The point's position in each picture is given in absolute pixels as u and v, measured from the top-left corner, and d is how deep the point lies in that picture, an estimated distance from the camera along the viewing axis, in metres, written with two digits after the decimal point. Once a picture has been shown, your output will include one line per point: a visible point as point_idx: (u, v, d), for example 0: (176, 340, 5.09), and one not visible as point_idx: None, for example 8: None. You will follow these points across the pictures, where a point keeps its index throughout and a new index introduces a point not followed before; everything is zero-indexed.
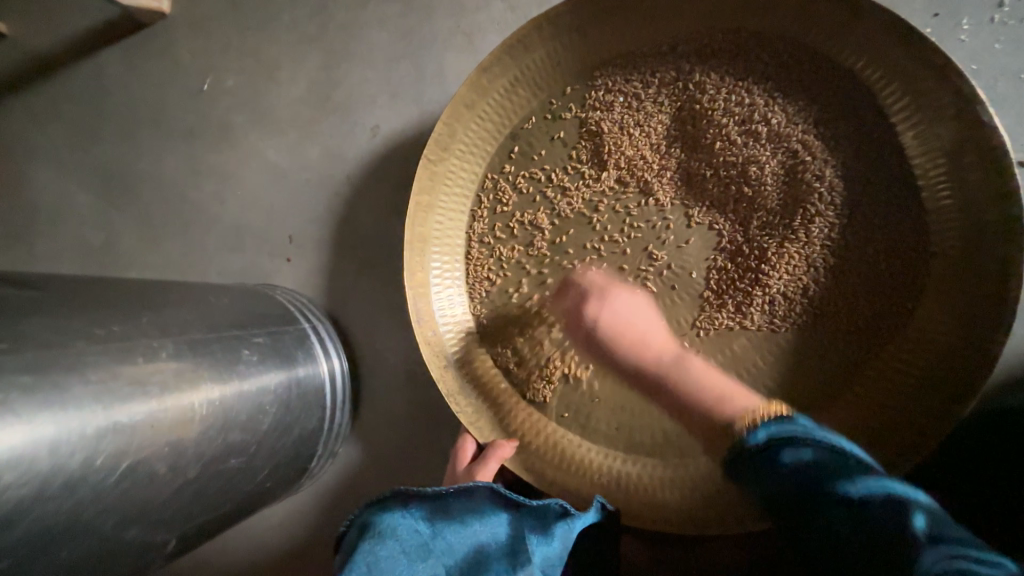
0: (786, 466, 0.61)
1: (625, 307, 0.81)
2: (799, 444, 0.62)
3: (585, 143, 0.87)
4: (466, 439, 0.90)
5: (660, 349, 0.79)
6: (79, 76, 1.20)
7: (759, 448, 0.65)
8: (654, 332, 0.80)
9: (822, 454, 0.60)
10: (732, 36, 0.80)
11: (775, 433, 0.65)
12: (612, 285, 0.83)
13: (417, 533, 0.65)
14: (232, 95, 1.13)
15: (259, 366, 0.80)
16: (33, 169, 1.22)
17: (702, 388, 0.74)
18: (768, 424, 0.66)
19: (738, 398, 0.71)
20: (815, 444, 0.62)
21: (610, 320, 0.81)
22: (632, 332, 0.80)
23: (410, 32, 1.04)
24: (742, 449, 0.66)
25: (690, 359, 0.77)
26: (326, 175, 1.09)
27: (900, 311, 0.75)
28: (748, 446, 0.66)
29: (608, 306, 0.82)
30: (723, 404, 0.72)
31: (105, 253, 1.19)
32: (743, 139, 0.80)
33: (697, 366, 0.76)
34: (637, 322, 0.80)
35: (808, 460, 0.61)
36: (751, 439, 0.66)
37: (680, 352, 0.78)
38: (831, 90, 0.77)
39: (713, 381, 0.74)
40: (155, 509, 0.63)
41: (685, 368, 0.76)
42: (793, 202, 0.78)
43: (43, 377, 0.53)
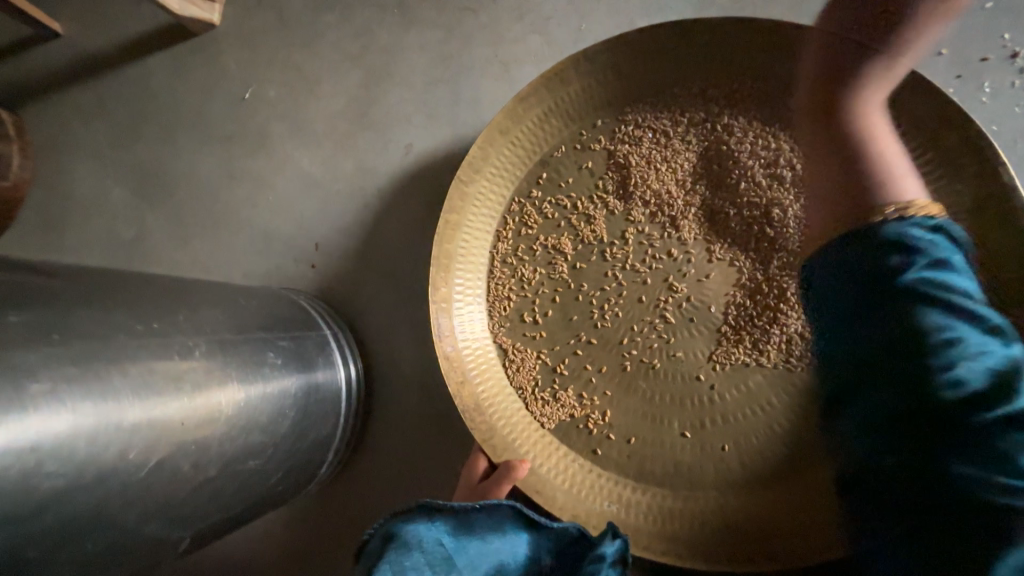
0: (901, 272, 0.71)
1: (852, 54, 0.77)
2: (937, 255, 0.71)
3: (612, 175, 0.90)
4: (478, 455, 0.90)
5: (868, 120, 0.78)
6: (127, 77, 1.25)
7: (889, 255, 0.73)
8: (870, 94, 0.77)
9: (948, 276, 0.70)
10: (763, 83, 0.83)
11: (920, 235, 0.73)
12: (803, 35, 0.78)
13: (441, 546, 0.68)
14: (273, 105, 1.18)
15: (282, 370, 0.82)
16: (73, 163, 1.26)
17: (871, 169, 0.78)
18: (929, 223, 0.73)
19: (908, 186, 0.76)
20: (945, 272, 0.70)
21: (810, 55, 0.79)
22: (845, 77, 0.78)
23: (449, 58, 1.09)
24: (872, 233, 0.75)
25: (884, 134, 0.78)
26: (357, 187, 1.13)
27: None
28: (877, 239, 0.74)
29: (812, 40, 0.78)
30: (886, 189, 0.76)
31: (135, 248, 1.22)
32: (767, 182, 0.83)
33: (892, 147, 0.77)
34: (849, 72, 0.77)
35: (933, 273, 0.70)
36: (894, 223, 0.74)
37: (886, 123, 0.77)
38: (856, 141, 0.80)
39: (896, 166, 0.77)
40: (175, 505, 0.64)
41: (878, 144, 0.78)
42: (871, 192, 0.77)
43: (88, 368, 0.55)
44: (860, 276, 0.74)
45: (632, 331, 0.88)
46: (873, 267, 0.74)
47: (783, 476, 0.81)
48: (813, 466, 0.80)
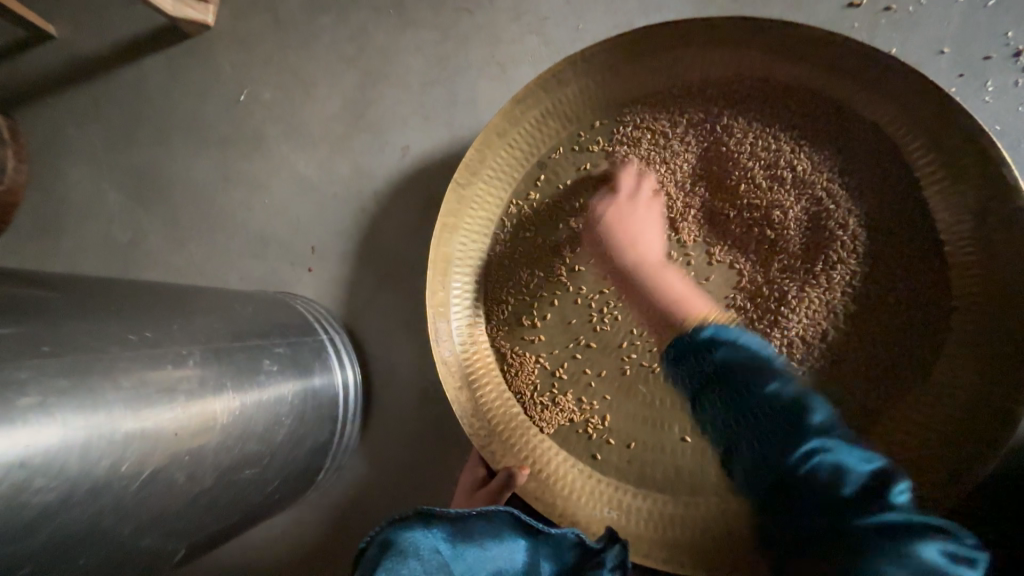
0: (719, 360, 0.74)
1: (629, 216, 0.86)
2: (738, 344, 0.75)
3: (610, 177, 0.89)
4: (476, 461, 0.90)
5: (643, 259, 0.85)
6: (121, 80, 1.24)
7: (706, 356, 0.76)
8: (646, 242, 0.85)
9: (758, 359, 0.74)
10: (622, 253, 0.86)
11: (722, 334, 0.76)
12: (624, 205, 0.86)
13: (438, 553, 0.67)
14: (268, 107, 1.17)
15: (278, 377, 0.81)
16: (68, 167, 1.25)
17: (663, 291, 0.83)
18: (709, 329, 0.77)
19: (699, 302, 0.82)
20: (749, 351, 0.75)
21: (606, 227, 0.87)
22: (620, 235, 0.86)
23: (446, 59, 1.08)
24: (684, 338, 0.78)
25: (668, 273, 0.84)
26: (354, 190, 1.12)
27: (921, 362, 0.75)
28: (698, 339, 0.77)
29: (617, 206, 0.87)
30: (685, 306, 0.81)
31: (130, 252, 1.21)
32: (768, 183, 0.81)
33: (676, 279, 0.83)
34: (634, 228, 0.85)
35: (734, 358, 0.74)
36: (699, 331, 0.78)
37: (663, 262, 0.85)
38: (857, 142, 0.78)
39: (683, 290, 0.82)
40: (170, 518, 0.63)
41: (659, 276, 0.84)
42: (668, 313, 0.82)
43: (79, 381, 0.54)
44: (704, 374, 0.76)
45: (631, 335, 0.87)
46: (699, 364, 0.76)
47: None
48: None
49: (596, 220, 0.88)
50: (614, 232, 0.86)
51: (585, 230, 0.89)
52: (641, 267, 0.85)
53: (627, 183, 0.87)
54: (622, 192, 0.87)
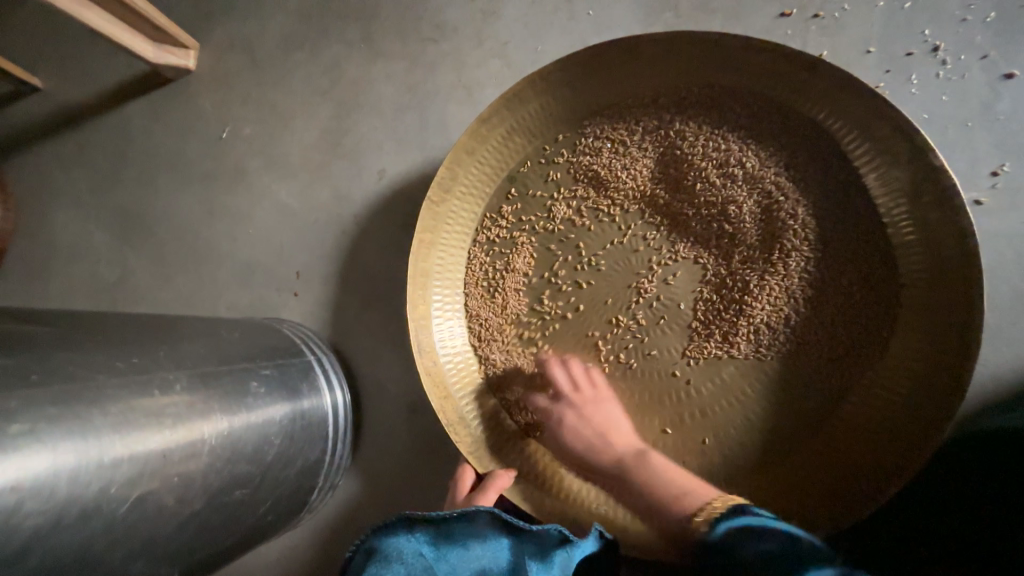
0: (744, 564, 0.51)
1: (591, 408, 0.86)
2: (761, 532, 0.53)
3: (575, 187, 0.94)
4: (465, 469, 0.91)
5: (624, 448, 0.81)
6: (105, 125, 1.29)
7: (717, 557, 0.55)
8: (616, 430, 0.84)
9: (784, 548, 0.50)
10: (586, 432, 0.84)
11: (737, 523, 0.56)
12: (575, 381, 0.88)
13: (422, 556, 0.69)
14: (248, 142, 1.22)
15: (266, 398, 0.83)
16: (55, 211, 1.29)
17: (653, 483, 0.73)
18: (720, 520, 0.59)
19: (696, 492, 0.68)
20: (777, 533, 0.52)
21: (570, 437, 0.85)
22: (591, 434, 0.84)
23: (415, 86, 1.14)
24: (701, 546, 0.58)
25: (650, 457, 0.79)
26: (335, 214, 1.16)
27: (878, 339, 0.80)
28: (709, 547, 0.56)
29: (575, 405, 0.86)
30: (680, 500, 0.68)
31: (119, 291, 1.24)
32: (721, 181, 0.86)
33: (660, 464, 0.76)
34: (596, 416, 0.85)
35: (767, 553, 0.51)
36: (710, 533, 0.58)
37: (641, 448, 0.81)
38: (798, 137, 0.84)
39: (671, 476, 0.73)
40: (160, 542, 0.64)
41: (640, 462, 0.77)
42: (666, 512, 0.69)
43: (66, 409, 0.56)
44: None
45: (608, 334, 0.90)
46: (717, 561, 0.54)
47: (765, 465, 0.83)
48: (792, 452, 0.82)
49: (554, 428, 0.86)
50: (582, 430, 0.84)
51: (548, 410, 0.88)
52: (630, 463, 0.78)
53: (559, 372, 0.89)
54: (563, 387, 0.88)
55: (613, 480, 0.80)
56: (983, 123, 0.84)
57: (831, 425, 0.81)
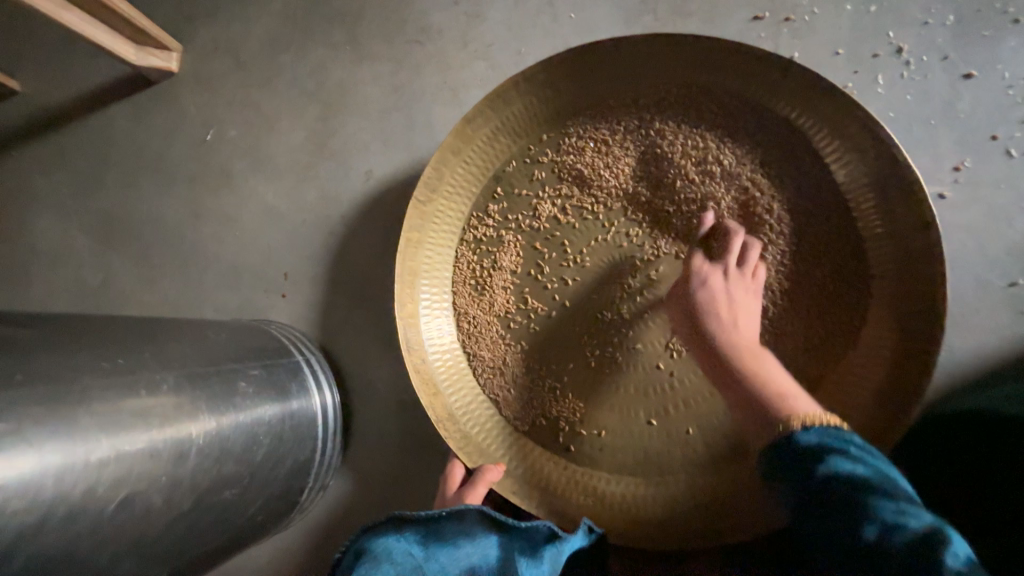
0: (833, 474, 0.61)
1: (738, 288, 0.82)
2: (850, 457, 0.63)
3: (560, 185, 0.96)
4: (455, 463, 0.93)
5: (746, 337, 0.81)
6: (87, 128, 1.27)
7: (805, 455, 0.65)
8: (746, 322, 0.82)
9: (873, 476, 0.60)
10: (731, 300, 0.81)
11: (827, 440, 0.65)
12: (744, 261, 0.83)
13: (411, 555, 0.70)
14: (234, 144, 1.22)
15: (254, 398, 0.83)
16: (35, 216, 1.27)
17: (767, 382, 0.75)
18: (814, 428, 0.67)
19: (801, 402, 0.73)
20: (869, 468, 0.62)
21: (702, 299, 0.82)
22: (728, 309, 0.81)
23: (401, 88, 1.15)
24: (788, 443, 0.67)
25: (766, 358, 0.80)
26: (322, 215, 1.16)
27: (850, 328, 0.83)
28: (797, 445, 0.66)
29: (736, 277, 0.83)
30: (785, 402, 0.72)
31: (103, 295, 1.23)
32: (700, 179, 0.89)
33: (773, 368, 0.78)
34: (739, 299, 0.82)
35: (854, 475, 0.61)
36: (802, 436, 0.67)
37: (758, 348, 0.81)
38: (772, 135, 0.87)
39: (781, 385, 0.76)
40: (149, 542, 0.64)
41: (760, 360, 0.78)
42: (768, 406, 0.73)
43: (52, 409, 0.56)
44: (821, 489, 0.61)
45: (594, 328, 0.92)
46: (799, 462, 0.65)
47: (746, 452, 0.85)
48: None
49: (690, 289, 0.83)
50: (717, 303, 0.81)
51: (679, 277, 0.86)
52: (753, 354, 0.79)
53: (732, 240, 0.84)
54: (727, 255, 0.84)
55: (721, 357, 0.80)
56: (945, 121, 0.88)
57: None
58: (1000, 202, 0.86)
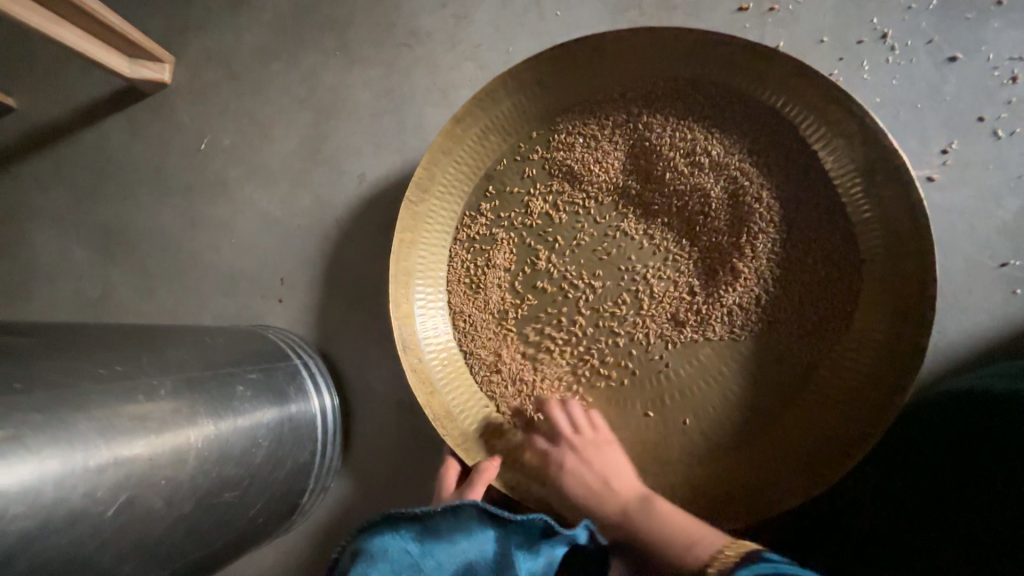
0: None
1: (597, 450, 0.87)
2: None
3: (551, 182, 0.96)
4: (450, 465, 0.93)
5: (624, 494, 0.82)
6: (83, 142, 1.29)
7: None
8: (619, 478, 0.84)
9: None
10: (596, 472, 0.85)
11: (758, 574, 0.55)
12: (584, 419, 0.89)
13: (406, 553, 0.70)
14: (228, 152, 1.23)
15: (252, 401, 0.83)
16: (34, 230, 1.28)
17: (670, 526, 0.74)
18: (743, 571, 0.56)
19: (707, 540, 0.68)
20: None
21: (580, 482, 0.85)
22: (593, 480, 0.84)
23: (391, 91, 1.16)
24: None
25: (655, 502, 0.80)
26: (317, 219, 1.17)
27: (842, 313, 0.83)
28: None
29: (579, 447, 0.87)
30: (692, 545, 0.69)
31: (102, 306, 1.24)
32: (689, 170, 0.90)
33: (663, 509, 0.77)
34: (600, 461, 0.86)
35: None
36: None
37: (646, 495, 0.81)
38: (759, 124, 0.87)
39: (678, 522, 0.74)
40: (151, 544, 0.65)
41: (648, 513, 0.77)
42: (674, 559, 0.69)
43: (51, 415, 0.57)
44: None
45: (589, 322, 0.93)
46: None
47: (743, 440, 0.85)
48: (768, 426, 0.85)
49: (574, 482, 0.85)
50: (587, 474, 0.85)
51: (551, 463, 0.88)
52: (639, 509, 0.79)
53: (563, 413, 0.90)
54: (570, 429, 0.89)
55: (620, 527, 0.79)
56: (931, 105, 0.89)
57: (803, 398, 0.84)
58: (989, 183, 0.87)
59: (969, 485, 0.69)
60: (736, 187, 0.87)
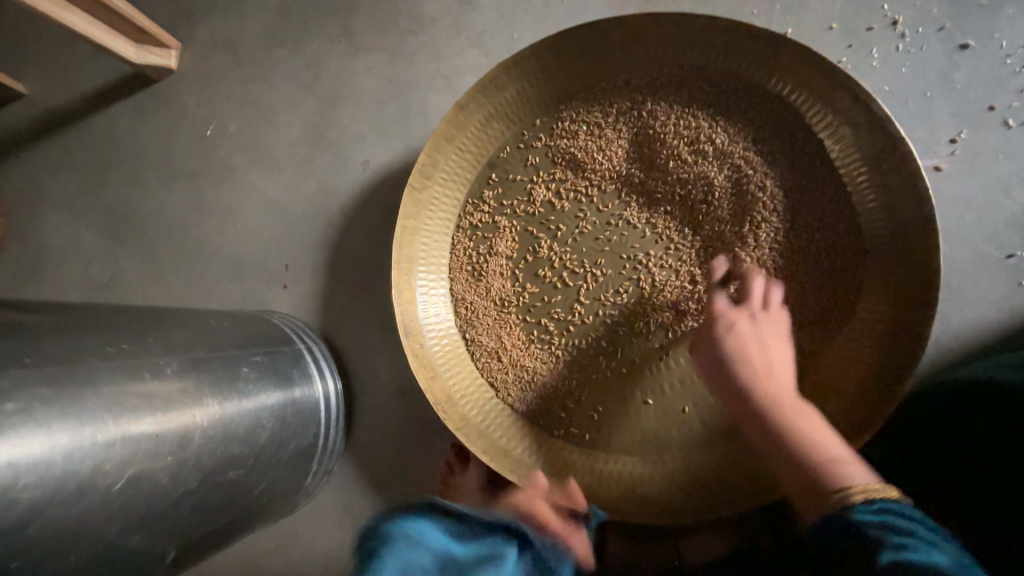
0: None
1: (768, 333, 0.80)
2: None
3: (554, 169, 0.96)
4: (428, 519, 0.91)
5: (780, 389, 0.76)
6: (91, 127, 1.30)
7: None
8: (780, 372, 0.77)
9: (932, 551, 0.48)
10: (771, 355, 0.78)
11: None
12: (770, 309, 0.81)
13: (447, 552, 0.61)
14: (234, 139, 1.24)
15: (257, 383, 0.85)
16: (44, 215, 1.30)
17: (812, 441, 0.69)
18: (875, 506, 0.55)
19: (854, 470, 0.63)
20: None
21: (730, 347, 0.79)
22: (753, 360, 0.78)
23: (395, 77, 1.16)
24: None
25: (804, 412, 0.73)
26: (321, 206, 1.18)
27: (845, 304, 0.83)
28: None
29: (756, 325, 0.80)
30: (838, 468, 0.64)
31: (111, 290, 1.26)
32: (693, 158, 0.89)
33: (812, 426, 0.71)
34: (765, 344, 0.79)
35: None
36: None
37: (793, 401, 0.75)
38: (764, 112, 0.87)
39: (825, 442, 0.68)
40: (158, 517, 0.66)
41: (798, 419, 0.72)
42: (817, 470, 0.65)
43: (60, 390, 0.58)
44: None
45: (592, 310, 0.93)
46: None
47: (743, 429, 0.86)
48: None
49: (719, 344, 0.80)
50: (748, 350, 0.78)
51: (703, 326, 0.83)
52: (787, 407, 0.73)
53: (756, 287, 0.83)
54: (753, 303, 0.82)
55: (754, 412, 0.75)
56: (941, 94, 0.87)
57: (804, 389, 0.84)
58: (998, 173, 0.86)
59: (964, 481, 0.70)
60: (740, 175, 0.87)
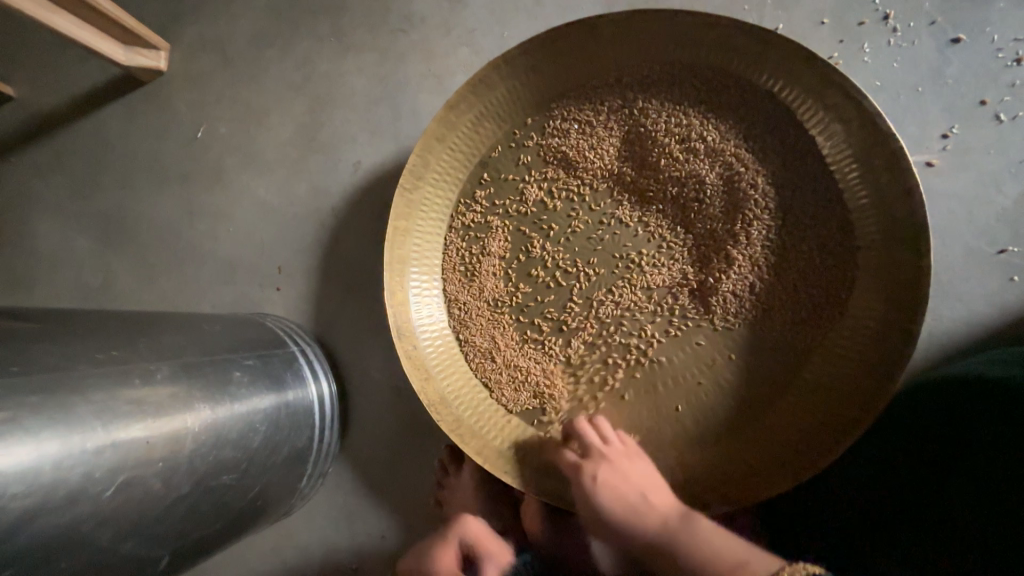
0: None
1: (627, 466, 0.85)
2: None
3: (545, 169, 0.95)
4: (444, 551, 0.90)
5: (662, 511, 0.81)
6: (81, 131, 1.29)
7: None
8: (654, 495, 0.83)
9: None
10: (638, 490, 0.83)
11: None
12: (610, 439, 0.87)
13: None
14: (224, 141, 1.23)
15: (249, 387, 0.84)
16: (35, 219, 1.29)
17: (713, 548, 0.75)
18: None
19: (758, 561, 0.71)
20: None
21: (608, 498, 0.83)
22: (632, 498, 0.83)
23: (386, 77, 1.15)
24: None
25: (693, 519, 0.80)
26: (312, 208, 1.17)
27: (837, 300, 0.83)
28: None
29: (612, 464, 0.84)
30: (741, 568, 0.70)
31: (104, 295, 1.25)
32: (684, 156, 0.89)
33: (706, 529, 0.78)
34: (634, 478, 0.84)
35: None
36: None
37: (681, 510, 0.81)
38: (755, 109, 0.86)
39: (720, 542, 0.76)
40: (150, 523, 0.66)
41: (690, 530, 0.78)
42: None
43: (48, 397, 0.58)
44: None
45: (584, 310, 0.93)
46: None
47: (735, 425, 0.86)
48: (760, 411, 0.85)
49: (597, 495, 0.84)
50: (623, 494, 0.83)
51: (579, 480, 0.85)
52: (678, 529, 0.79)
53: (590, 429, 0.88)
54: (602, 442, 0.87)
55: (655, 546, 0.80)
56: (933, 88, 0.87)
57: (796, 385, 0.84)
58: (989, 168, 0.85)
59: (955, 474, 0.71)
60: (733, 172, 0.86)
